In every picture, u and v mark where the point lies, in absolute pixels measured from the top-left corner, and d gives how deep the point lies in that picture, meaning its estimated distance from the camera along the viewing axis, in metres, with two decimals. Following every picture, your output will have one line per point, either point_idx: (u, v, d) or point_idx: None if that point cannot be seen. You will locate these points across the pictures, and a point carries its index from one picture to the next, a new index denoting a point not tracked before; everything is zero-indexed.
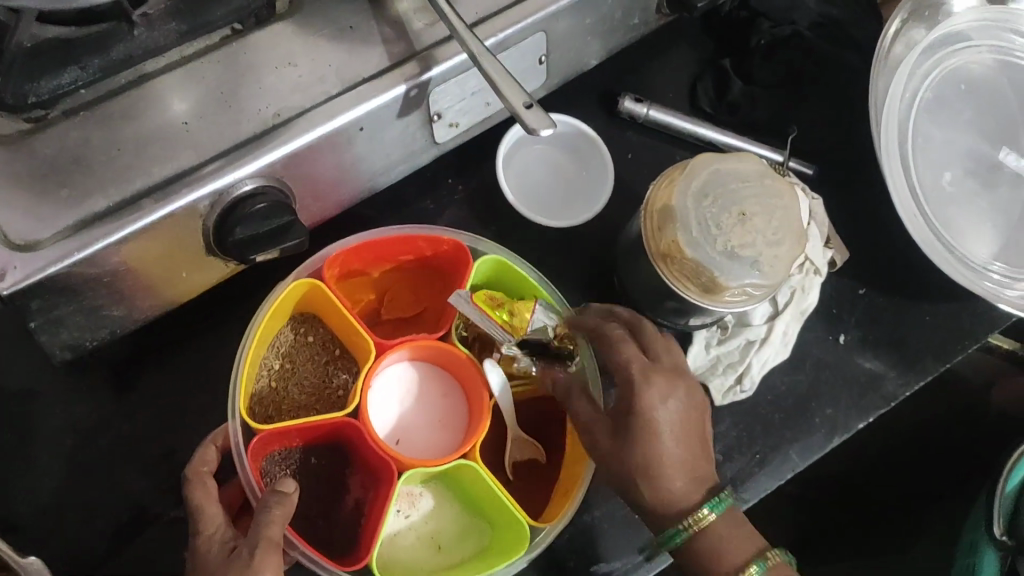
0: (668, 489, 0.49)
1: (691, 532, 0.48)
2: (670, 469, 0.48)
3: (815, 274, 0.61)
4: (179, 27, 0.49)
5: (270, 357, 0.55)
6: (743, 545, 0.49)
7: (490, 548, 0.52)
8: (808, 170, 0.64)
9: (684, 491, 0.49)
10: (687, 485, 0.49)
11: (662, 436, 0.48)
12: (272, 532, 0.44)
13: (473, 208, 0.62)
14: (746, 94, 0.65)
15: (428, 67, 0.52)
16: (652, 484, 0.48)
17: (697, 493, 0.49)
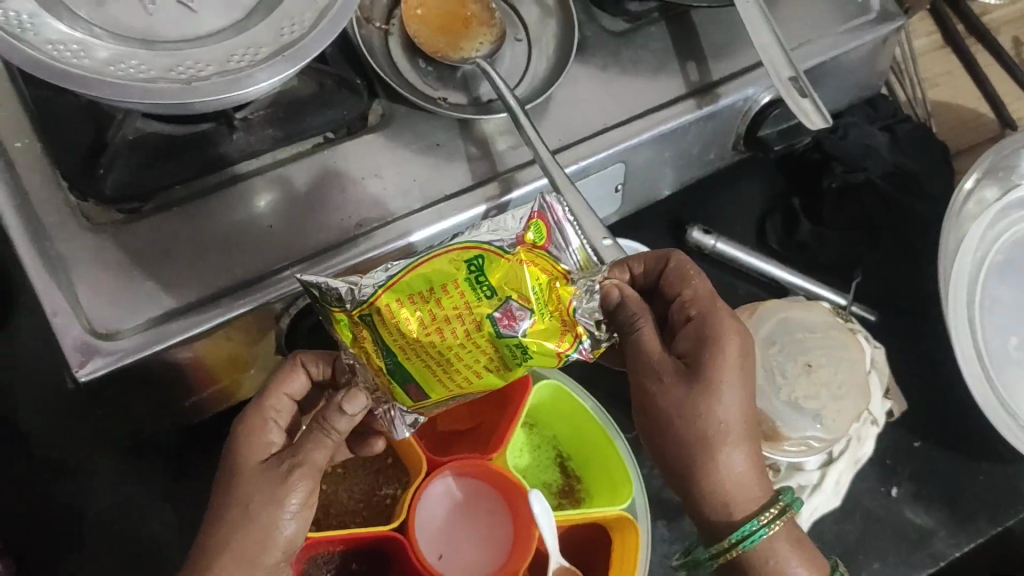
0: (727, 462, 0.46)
1: (775, 525, 0.46)
2: (730, 442, 0.46)
3: (872, 424, 0.61)
4: (275, 133, 0.51)
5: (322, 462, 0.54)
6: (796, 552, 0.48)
7: None
8: (871, 316, 0.65)
9: (744, 473, 0.46)
10: (747, 469, 0.47)
11: (726, 377, 0.46)
12: (316, 455, 0.44)
13: None
14: (815, 234, 0.66)
15: (508, 189, 0.53)
16: (724, 454, 0.46)
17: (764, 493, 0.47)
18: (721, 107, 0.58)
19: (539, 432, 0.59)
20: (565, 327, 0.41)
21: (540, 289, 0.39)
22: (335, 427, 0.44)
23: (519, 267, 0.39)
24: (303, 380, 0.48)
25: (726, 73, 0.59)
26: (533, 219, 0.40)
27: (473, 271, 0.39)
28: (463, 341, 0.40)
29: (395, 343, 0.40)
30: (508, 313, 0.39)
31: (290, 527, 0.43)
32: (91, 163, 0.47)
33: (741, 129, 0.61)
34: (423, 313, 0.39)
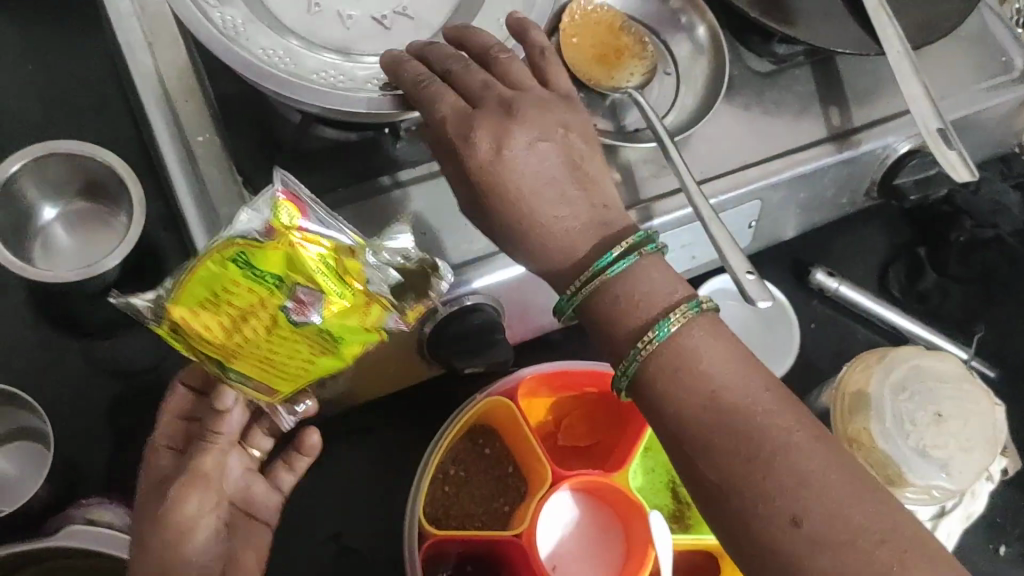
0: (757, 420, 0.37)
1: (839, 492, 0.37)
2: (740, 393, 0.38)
3: (987, 480, 0.60)
4: (433, 145, 0.53)
5: (447, 464, 0.56)
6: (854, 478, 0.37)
7: None
8: (990, 373, 0.65)
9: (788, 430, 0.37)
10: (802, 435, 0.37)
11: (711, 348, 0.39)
12: (202, 464, 0.47)
13: None
14: (939, 286, 0.66)
15: (648, 217, 0.55)
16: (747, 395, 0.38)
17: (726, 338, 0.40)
18: (862, 153, 0.59)
19: (654, 455, 0.60)
20: (368, 304, 0.37)
21: (327, 269, 0.35)
22: (216, 431, 0.47)
23: (288, 251, 0.34)
24: (183, 393, 0.50)
25: (866, 121, 0.60)
26: (279, 198, 0.35)
27: (269, 270, 0.35)
28: (267, 339, 0.37)
29: (221, 349, 0.38)
30: (291, 309, 0.36)
31: (198, 540, 0.46)
32: (266, 163, 0.51)
33: (876, 175, 0.62)
34: (246, 317, 0.37)
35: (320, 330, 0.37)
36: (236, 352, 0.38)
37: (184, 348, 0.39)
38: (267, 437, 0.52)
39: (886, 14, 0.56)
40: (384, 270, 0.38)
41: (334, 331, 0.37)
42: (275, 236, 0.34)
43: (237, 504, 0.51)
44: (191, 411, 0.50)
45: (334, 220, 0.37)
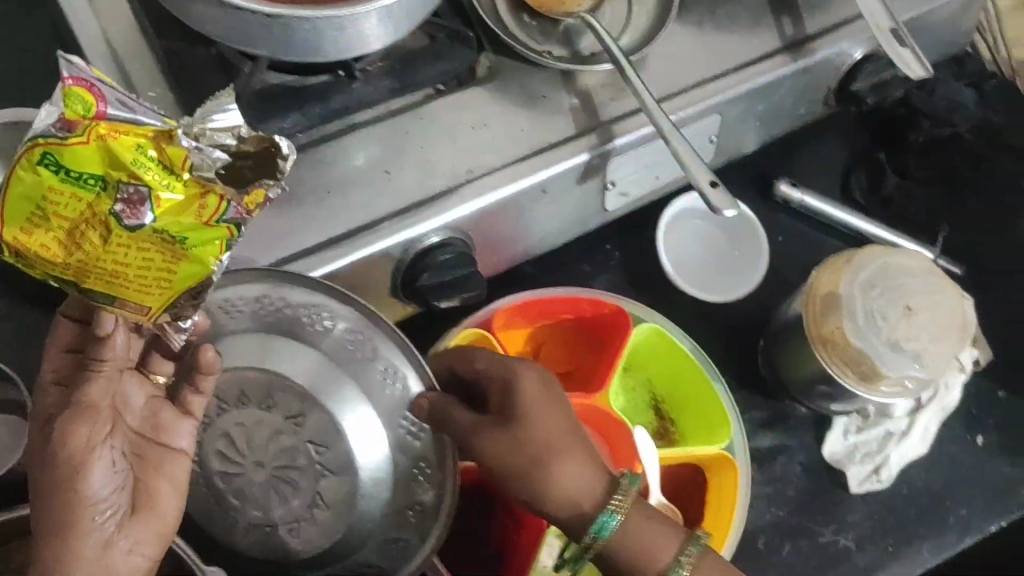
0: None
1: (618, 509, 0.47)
2: (556, 455, 0.47)
3: (959, 371, 0.62)
4: (391, 84, 0.53)
5: None
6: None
7: None
8: (955, 270, 0.66)
9: (575, 471, 0.47)
10: (581, 474, 0.47)
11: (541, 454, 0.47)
12: (91, 393, 0.39)
13: (628, 275, 0.63)
14: (901, 189, 0.68)
15: (608, 138, 0.55)
16: (560, 465, 0.47)
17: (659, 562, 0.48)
18: (816, 61, 0.60)
19: (635, 374, 0.61)
20: (187, 186, 0.34)
21: (143, 158, 0.33)
22: (101, 358, 0.40)
23: (103, 144, 0.33)
24: (70, 325, 0.42)
25: (819, 29, 0.60)
26: (69, 86, 0.33)
27: (82, 172, 0.33)
28: (112, 250, 0.35)
29: (70, 269, 0.35)
30: (119, 211, 0.34)
31: (96, 476, 0.39)
32: None
33: (833, 83, 0.62)
34: (82, 233, 0.35)
35: (156, 231, 0.35)
36: (88, 271, 0.35)
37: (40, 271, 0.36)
38: (171, 361, 0.46)
39: None
40: (223, 143, 0.35)
41: (175, 229, 0.35)
42: (76, 129, 0.33)
43: (141, 433, 0.43)
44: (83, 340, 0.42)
45: (140, 105, 0.35)
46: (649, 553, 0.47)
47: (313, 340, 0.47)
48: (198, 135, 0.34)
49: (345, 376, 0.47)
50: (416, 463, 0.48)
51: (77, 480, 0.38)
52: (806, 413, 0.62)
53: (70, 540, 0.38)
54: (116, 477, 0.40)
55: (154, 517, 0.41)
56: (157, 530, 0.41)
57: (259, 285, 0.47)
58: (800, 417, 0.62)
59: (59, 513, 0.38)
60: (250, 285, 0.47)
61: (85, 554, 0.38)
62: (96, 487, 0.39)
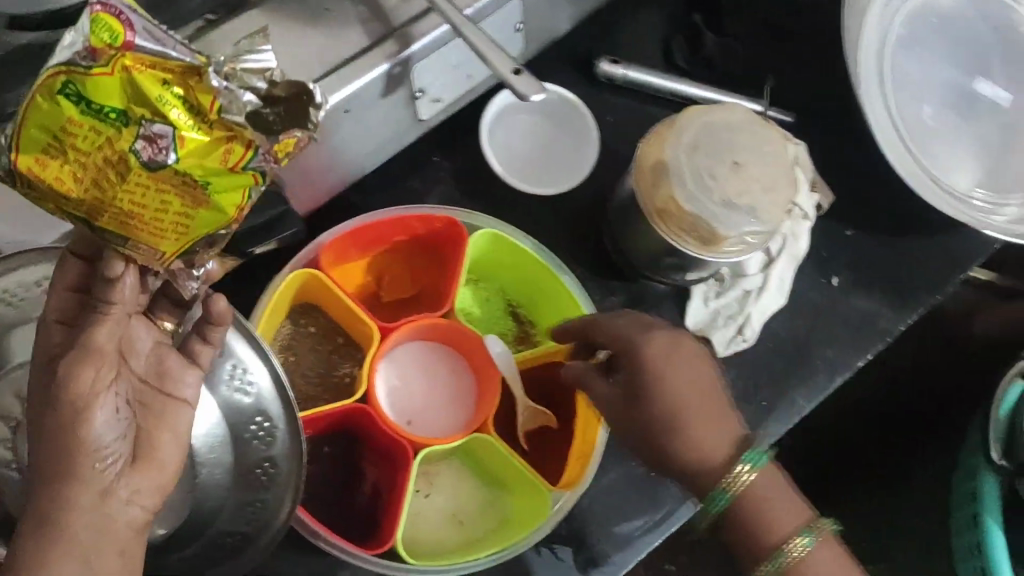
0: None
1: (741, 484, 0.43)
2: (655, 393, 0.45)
3: (804, 219, 0.61)
4: (155, 21, 0.49)
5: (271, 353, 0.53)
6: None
7: (513, 517, 0.52)
8: (787, 118, 0.65)
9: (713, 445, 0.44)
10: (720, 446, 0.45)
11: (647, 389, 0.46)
12: (97, 338, 0.35)
13: (461, 184, 0.60)
14: (721, 47, 0.65)
15: (407, 43, 0.51)
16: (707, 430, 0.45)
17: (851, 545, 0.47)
18: None
19: (484, 284, 0.58)
20: (217, 134, 0.31)
21: (173, 97, 0.31)
22: (108, 301, 0.36)
23: (129, 78, 0.30)
24: (76, 263, 0.37)
25: None
26: (96, 14, 0.29)
27: (104, 103, 0.30)
28: (126, 192, 0.32)
29: (84, 205, 0.32)
30: (139, 150, 0.31)
31: (100, 420, 0.35)
32: None
33: None
34: (95, 168, 0.32)
35: (181, 174, 0.32)
36: (103, 209, 0.32)
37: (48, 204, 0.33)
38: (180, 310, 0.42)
39: None
40: (237, 82, 0.30)
41: (204, 172, 0.32)
42: (100, 58, 0.29)
43: (148, 381, 0.40)
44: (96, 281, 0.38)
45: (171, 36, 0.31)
46: (777, 510, 0.44)
47: None
48: (229, 75, 0.30)
49: None
50: (257, 413, 0.46)
51: (77, 426, 0.34)
52: (664, 288, 0.61)
53: (67, 491, 0.34)
54: (120, 425, 0.36)
55: (158, 471, 0.37)
56: (158, 484, 0.38)
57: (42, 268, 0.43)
58: (658, 293, 0.61)
59: (57, 460, 0.34)
60: (30, 269, 0.43)
61: (81, 511, 0.34)
62: (97, 433, 0.35)
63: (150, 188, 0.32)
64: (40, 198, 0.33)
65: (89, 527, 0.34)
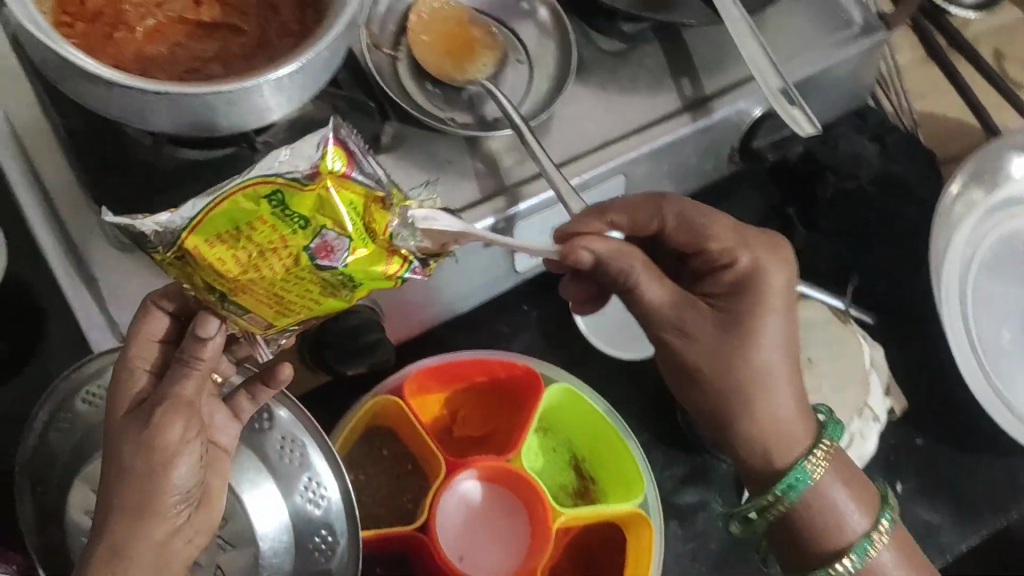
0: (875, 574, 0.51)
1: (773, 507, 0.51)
2: (774, 382, 0.49)
3: (875, 421, 0.61)
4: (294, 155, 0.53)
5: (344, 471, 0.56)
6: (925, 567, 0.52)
7: None
8: (869, 319, 0.67)
9: (790, 412, 0.50)
10: (792, 414, 0.50)
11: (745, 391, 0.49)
12: (185, 391, 0.40)
13: (545, 335, 0.63)
14: (811, 241, 0.69)
15: (515, 202, 0.56)
16: (777, 404, 0.49)
17: (809, 427, 0.50)
18: (717, 120, 0.61)
19: (553, 436, 0.61)
20: (373, 250, 0.37)
21: (355, 213, 0.36)
22: (197, 358, 0.40)
23: (328, 196, 0.35)
24: (165, 318, 0.44)
25: (718, 88, 0.62)
26: (329, 145, 0.35)
27: (298, 210, 0.35)
28: (282, 280, 0.37)
29: (233, 283, 0.37)
30: (313, 251, 0.36)
31: (182, 470, 0.39)
32: (125, 189, 0.50)
33: (735, 141, 0.64)
34: (261, 258, 0.36)
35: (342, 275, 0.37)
36: (248, 291, 0.37)
37: (186, 276, 0.37)
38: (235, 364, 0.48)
39: None
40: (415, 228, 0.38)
41: (349, 280, 0.37)
42: (320, 179, 0.35)
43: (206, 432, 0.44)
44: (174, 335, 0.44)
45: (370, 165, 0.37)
46: (849, 514, 0.51)
47: (248, 440, 0.49)
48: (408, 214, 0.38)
49: (242, 448, 0.48)
50: (321, 527, 0.49)
51: (163, 471, 0.39)
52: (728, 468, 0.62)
53: (144, 525, 0.38)
54: (196, 471, 0.41)
55: (213, 512, 0.43)
56: (211, 524, 0.43)
57: None
58: (722, 472, 0.62)
59: (137, 498, 0.38)
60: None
61: (150, 542, 0.39)
62: (179, 480, 0.40)
63: (296, 279, 0.37)
64: (183, 268, 0.37)
65: (150, 561, 0.39)
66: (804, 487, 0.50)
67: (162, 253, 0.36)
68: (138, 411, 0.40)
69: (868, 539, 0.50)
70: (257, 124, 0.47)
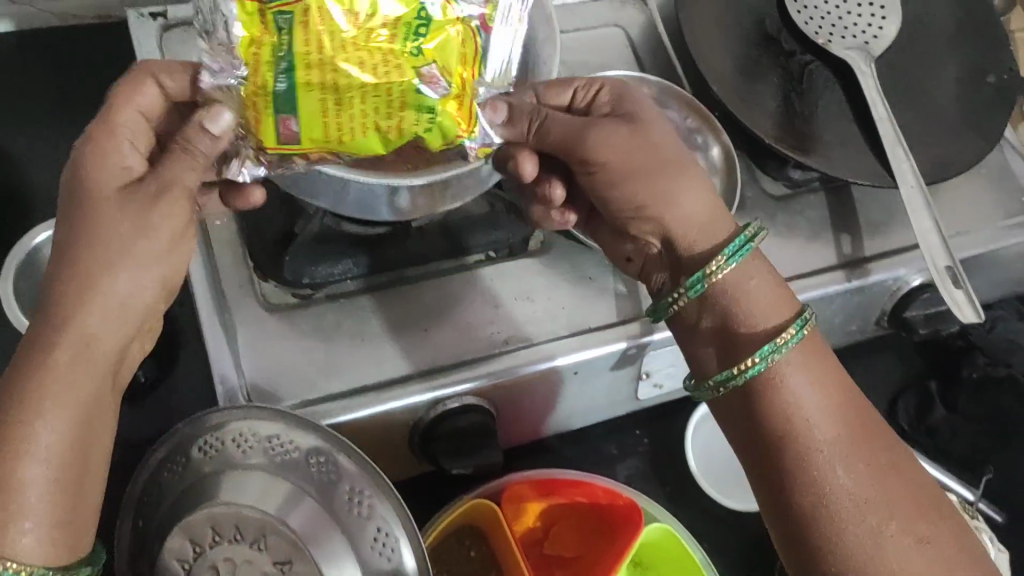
0: (830, 476, 0.42)
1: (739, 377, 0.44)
2: (678, 173, 0.46)
3: None
4: (444, 244, 0.55)
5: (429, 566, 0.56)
6: (916, 494, 0.42)
7: None
8: (997, 516, 0.63)
9: (693, 202, 0.46)
10: (699, 202, 0.47)
11: (645, 198, 0.46)
12: (178, 178, 0.41)
13: (653, 464, 0.62)
14: (948, 423, 0.65)
15: (649, 330, 0.54)
16: (679, 185, 0.46)
17: (727, 226, 0.47)
18: (871, 283, 0.59)
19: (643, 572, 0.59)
20: (456, 109, 0.39)
21: (457, 64, 0.38)
22: (196, 148, 0.40)
23: (453, 38, 0.38)
24: (157, 91, 0.43)
25: (878, 251, 0.60)
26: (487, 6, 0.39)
27: (425, 26, 0.37)
28: (370, 88, 0.37)
29: (323, 74, 0.36)
30: (421, 76, 0.37)
31: (122, 277, 0.39)
32: (280, 251, 0.51)
33: (886, 305, 0.62)
34: (374, 56, 0.37)
35: (431, 119, 0.38)
36: (330, 86, 0.36)
37: (263, 34, 0.36)
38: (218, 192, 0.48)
39: (901, 149, 0.58)
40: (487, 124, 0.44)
41: (419, 130, 0.38)
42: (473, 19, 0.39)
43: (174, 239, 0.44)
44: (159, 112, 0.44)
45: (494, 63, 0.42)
46: (762, 299, 0.46)
47: (336, 510, 0.46)
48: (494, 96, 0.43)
49: (334, 526, 0.46)
50: None
51: (108, 268, 0.39)
52: None
53: (85, 310, 0.38)
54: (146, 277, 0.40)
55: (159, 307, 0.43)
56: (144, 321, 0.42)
57: (276, 426, 0.48)
58: None
59: (81, 283, 0.38)
60: (266, 423, 0.48)
61: (86, 324, 0.39)
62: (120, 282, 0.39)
63: (379, 89, 0.37)
64: (281, 35, 0.36)
65: (80, 365, 0.38)
66: (743, 250, 0.45)
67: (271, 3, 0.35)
68: (124, 195, 0.40)
69: (802, 318, 0.45)
70: (418, 215, 0.48)
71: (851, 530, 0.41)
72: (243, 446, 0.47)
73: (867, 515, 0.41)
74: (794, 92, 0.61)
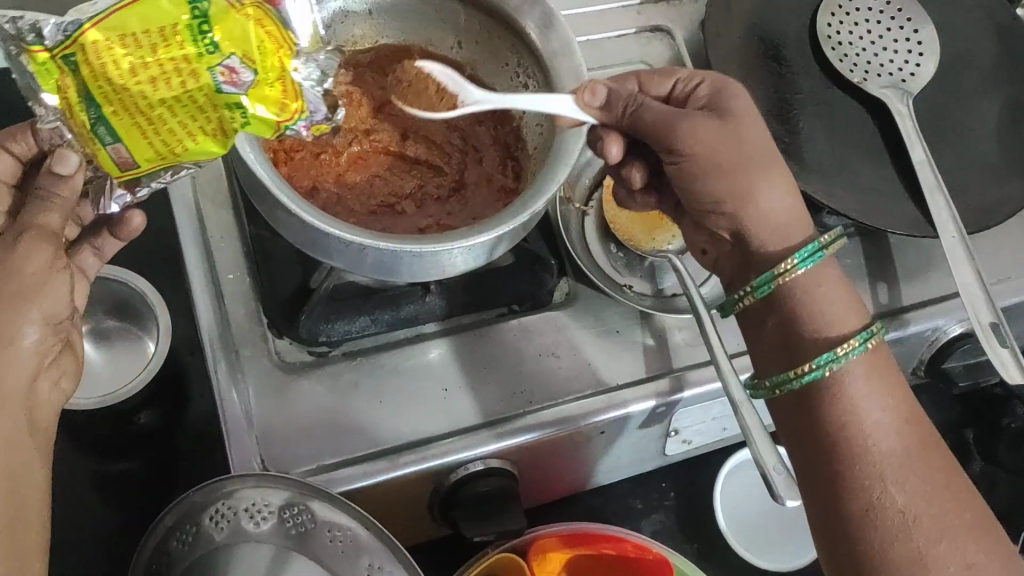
0: (882, 490, 0.39)
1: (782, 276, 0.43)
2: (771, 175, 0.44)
3: None
4: (466, 298, 0.53)
5: None
6: (971, 525, 0.39)
7: None
8: None
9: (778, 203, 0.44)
10: (785, 201, 0.44)
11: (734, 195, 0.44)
12: (44, 221, 0.36)
13: (680, 518, 0.61)
14: (986, 474, 0.64)
15: (680, 387, 0.52)
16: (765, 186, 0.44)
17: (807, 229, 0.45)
18: (910, 334, 0.57)
19: None
20: (278, 93, 0.34)
21: (258, 45, 0.33)
22: (56, 193, 0.36)
23: (242, 19, 0.33)
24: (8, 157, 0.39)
25: (916, 300, 0.58)
26: None
27: (202, 21, 0.32)
28: (173, 98, 0.33)
29: (114, 99, 0.33)
30: (216, 76, 0.33)
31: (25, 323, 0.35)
32: (295, 310, 0.49)
33: (924, 355, 0.59)
34: (155, 69, 0.32)
35: (245, 115, 0.34)
36: (127, 109, 0.33)
37: (60, 82, 0.33)
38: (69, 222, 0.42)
39: (942, 198, 0.55)
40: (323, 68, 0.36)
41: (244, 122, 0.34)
42: None
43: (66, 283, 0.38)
44: (16, 178, 0.40)
45: None
46: (830, 310, 0.43)
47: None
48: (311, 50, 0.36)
49: None
50: None
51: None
52: None
53: None
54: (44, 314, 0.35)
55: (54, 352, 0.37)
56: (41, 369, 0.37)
57: (290, 495, 0.45)
58: None
59: None
60: (280, 491, 0.45)
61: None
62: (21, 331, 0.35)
63: (182, 99, 0.33)
64: (74, 78, 0.33)
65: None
66: (814, 256, 0.43)
67: (58, 48, 0.32)
68: None
69: (870, 330, 0.42)
70: (437, 277, 0.45)
71: (895, 548, 0.38)
72: (256, 516, 0.44)
73: (915, 534, 0.38)
74: (829, 133, 0.59)
